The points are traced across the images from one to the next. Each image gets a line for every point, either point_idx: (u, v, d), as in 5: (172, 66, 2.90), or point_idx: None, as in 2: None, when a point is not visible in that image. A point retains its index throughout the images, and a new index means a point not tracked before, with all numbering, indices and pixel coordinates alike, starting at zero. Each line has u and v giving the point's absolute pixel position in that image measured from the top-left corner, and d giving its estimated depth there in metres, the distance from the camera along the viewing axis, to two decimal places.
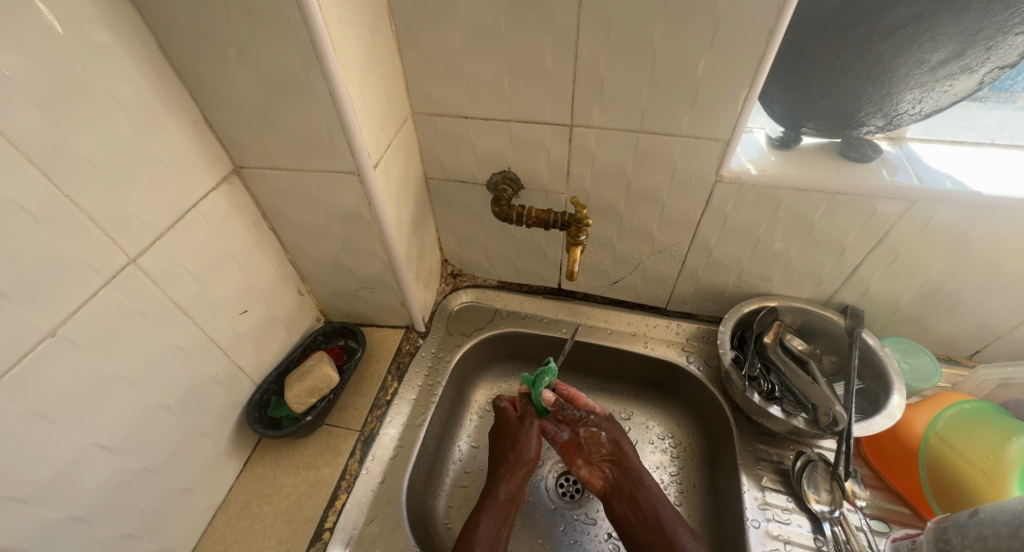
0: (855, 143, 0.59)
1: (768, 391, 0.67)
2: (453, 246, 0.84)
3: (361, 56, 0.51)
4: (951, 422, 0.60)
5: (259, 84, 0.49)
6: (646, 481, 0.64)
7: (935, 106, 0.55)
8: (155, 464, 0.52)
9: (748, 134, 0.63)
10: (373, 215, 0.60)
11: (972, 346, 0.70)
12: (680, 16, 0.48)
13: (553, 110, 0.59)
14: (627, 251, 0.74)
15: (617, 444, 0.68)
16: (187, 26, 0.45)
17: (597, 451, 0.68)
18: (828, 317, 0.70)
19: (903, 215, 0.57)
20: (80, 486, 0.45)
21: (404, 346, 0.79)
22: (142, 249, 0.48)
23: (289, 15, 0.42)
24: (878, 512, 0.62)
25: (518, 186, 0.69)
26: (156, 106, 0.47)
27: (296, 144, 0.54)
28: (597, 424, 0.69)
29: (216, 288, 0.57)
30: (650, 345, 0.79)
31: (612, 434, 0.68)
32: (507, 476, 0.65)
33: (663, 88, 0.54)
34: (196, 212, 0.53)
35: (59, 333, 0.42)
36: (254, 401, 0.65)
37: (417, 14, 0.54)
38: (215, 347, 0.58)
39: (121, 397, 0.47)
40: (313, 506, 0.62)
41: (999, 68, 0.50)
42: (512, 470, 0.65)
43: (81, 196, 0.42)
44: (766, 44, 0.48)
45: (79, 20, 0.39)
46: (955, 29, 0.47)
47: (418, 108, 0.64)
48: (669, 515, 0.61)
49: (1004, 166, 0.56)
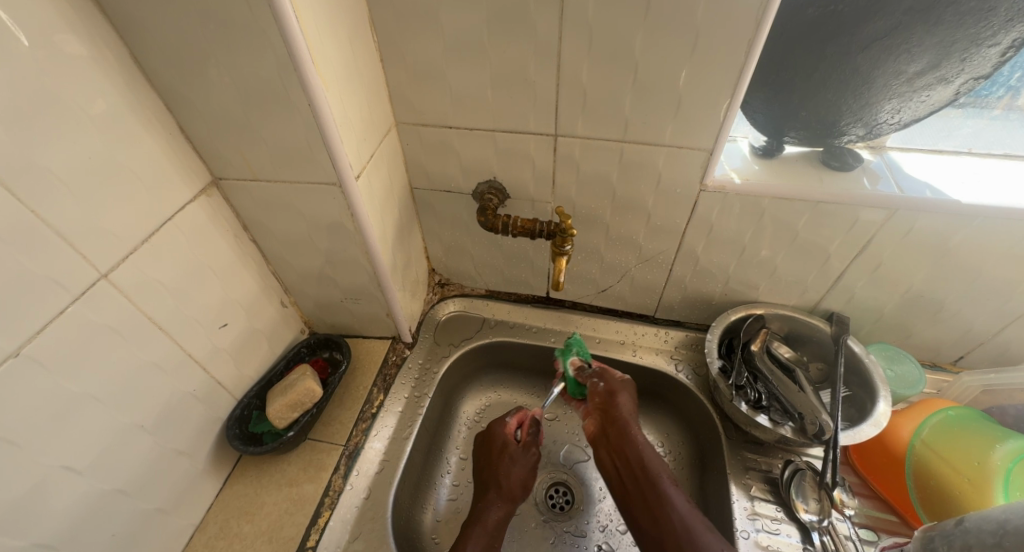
0: (836, 152, 0.60)
1: (755, 400, 0.66)
2: (440, 255, 0.84)
3: (342, 67, 0.50)
4: (935, 429, 0.60)
5: (237, 95, 0.48)
6: (632, 431, 0.61)
7: (914, 116, 0.55)
8: (128, 485, 0.51)
9: (731, 143, 0.63)
10: (356, 226, 0.59)
11: (956, 352, 0.70)
12: (661, 27, 0.48)
13: (537, 120, 0.59)
14: (614, 260, 0.74)
15: (609, 395, 0.65)
16: (161, 37, 0.44)
17: (595, 404, 0.66)
18: (814, 324, 0.70)
19: (886, 223, 0.57)
20: (46, 511, 0.43)
21: (390, 357, 0.78)
22: (115, 264, 0.46)
23: (264, 26, 0.42)
24: (867, 521, 0.62)
25: (503, 196, 0.69)
26: (130, 118, 0.46)
27: (276, 155, 0.53)
28: (597, 379, 0.68)
29: (194, 301, 0.55)
30: (638, 353, 0.79)
31: (608, 384, 0.66)
32: (500, 491, 0.63)
33: (645, 99, 0.54)
34: (172, 224, 0.52)
35: (23, 353, 0.40)
36: (235, 417, 0.63)
37: (399, 24, 0.54)
38: (194, 363, 0.57)
39: (91, 417, 0.46)
40: (295, 524, 0.61)
41: (974, 79, 0.51)
42: (501, 488, 0.63)
43: (48, 211, 0.40)
44: (746, 55, 0.48)
45: (48, 32, 0.38)
46: (930, 41, 0.48)
47: (402, 118, 0.63)
48: (656, 465, 0.58)
49: (982, 175, 0.57)
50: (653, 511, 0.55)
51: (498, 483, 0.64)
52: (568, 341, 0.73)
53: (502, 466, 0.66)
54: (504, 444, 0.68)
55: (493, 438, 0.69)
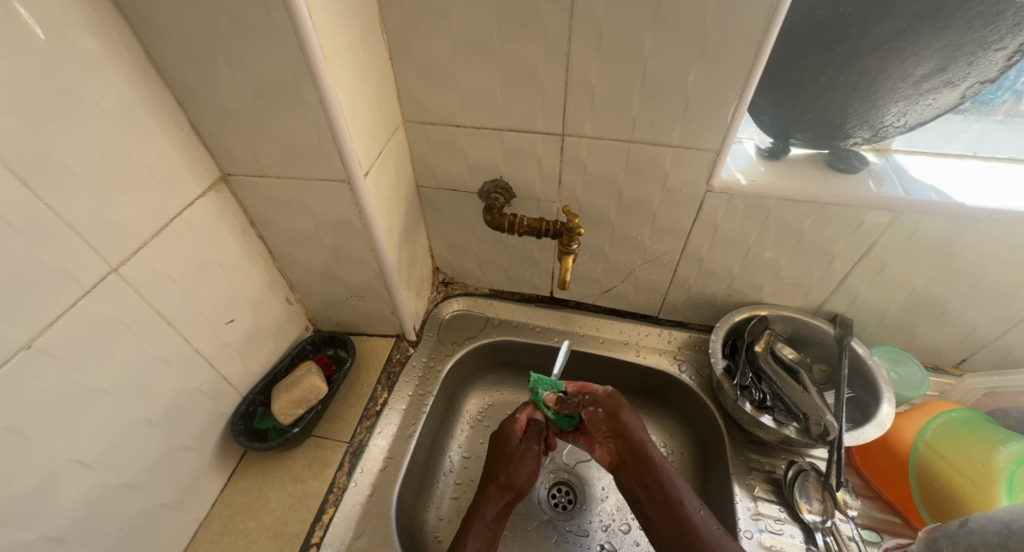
0: (841, 154, 0.60)
1: (760, 400, 0.67)
2: (444, 254, 0.84)
3: (353, 64, 0.50)
4: (939, 431, 0.61)
5: (248, 91, 0.48)
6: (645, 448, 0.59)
7: (919, 119, 0.56)
8: (134, 479, 0.51)
9: (737, 145, 0.64)
10: (364, 223, 0.60)
11: (959, 354, 0.70)
12: (671, 28, 0.48)
13: (545, 120, 0.59)
14: (619, 260, 0.74)
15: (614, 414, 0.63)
16: (175, 33, 0.44)
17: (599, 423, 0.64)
18: (818, 325, 0.70)
19: (891, 225, 0.58)
20: (54, 504, 0.43)
21: (394, 355, 0.78)
22: (125, 258, 0.46)
23: (278, 23, 0.42)
24: (869, 522, 0.62)
25: (509, 195, 0.69)
26: (142, 113, 0.46)
27: (286, 151, 0.53)
28: (590, 403, 0.65)
29: (201, 297, 0.56)
30: (642, 353, 0.79)
31: (608, 410, 0.63)
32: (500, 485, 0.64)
33: (653, 99, 0.54)
34: (182, 220, 0.52)
35: (35, 346, 0.40)
36: (240, 413, 0.63)
37: (409, 23, 0.54)
38: (200, 358, 0.57)
39: (100, 410, 0.46)
40: (300, 520, 0.61)
41: (980, 83, 0.51)
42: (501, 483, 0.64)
43: (61, 205, 0.41)
44: (754, 57, 0.48)
45: (64, 26, 0.38)
46: (938, 45, 0.48)
47: (410, 116, 0.64)
48: (676, 487, 0.56)
49: (986, 178, 0.57)
50: (671, 529, 0.54)
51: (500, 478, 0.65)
52: (535, 377, 0.71)
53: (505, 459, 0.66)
54: (508, 440, 0.68)
55: (501, 433, 0.69)
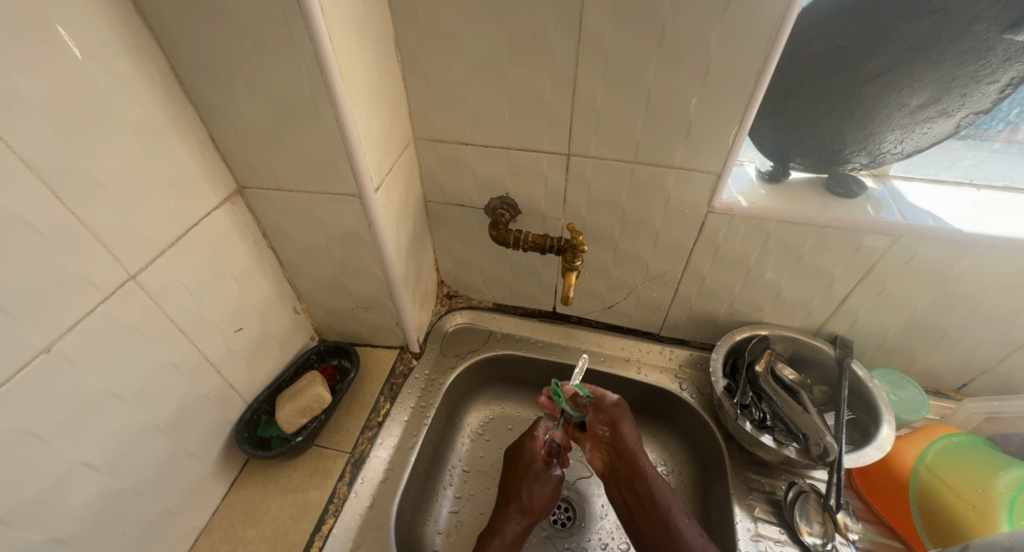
0: (840, 180, 0.61)
1: (760, 420, 0.68)
2: (450, 268, 0.85)
3: (368, 85, 0.52)
4: (940, 455, 0.61)
5: (267, 109, 0.50)
6: (638, 460, 0.64)
7: (916, 146, 0.57)
8: (140, 485, 0.51)
9: (739, 167, 0.65)
10: (373, 236, 0.61)
11: (960, 379, 0.71)
12: (675, 55, 0.50)
13: (551, 139, 0.61)
14: (621, 277, 0.75)
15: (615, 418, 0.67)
16: (199, 52, 0.46)
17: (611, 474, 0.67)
18: (818, 346, 0.70)
19: (888, 249, 0.59)
20: (65, 506, 0.44)
21: (397, 367, 0.79)
22: (143, 266, 0.48)
23: (299, 44, 0.44)
24: (870, 546, 0.62)
25: (515, 211, 0.70)
26: (166, 129, 0.48)
27: (300, 165, 0.55)
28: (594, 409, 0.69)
29: (213, 306, 0.57)
30: (644, 371, 0.79)
31: (608, 417, 0.67)
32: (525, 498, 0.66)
33: (656, 122, 0.56)
34: (198, 229, 0.54)
35: (55, 349, 0.41)
36: (244, 420, 0.64)
37: (423, 45, 0.56)
38: (208, 365, 0.58)
39: (111, 416, 0.47)
40: (299, 531, 0.61)
41: (974, 114, 0.53)
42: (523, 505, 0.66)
43: (87, 214, 0.42)
44: (754, 84, 0.50)
45: (100, 47, 0.41)
46: (931, 77, 0.50)
47: (420, 133, 0.66)
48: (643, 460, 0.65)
49: (981, 206, 0.58)
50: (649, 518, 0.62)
51: (525, 485, 0.67)
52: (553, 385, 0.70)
53: (534, 504, 0.66)
54: (530, 461, 0.69)
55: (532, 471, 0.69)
